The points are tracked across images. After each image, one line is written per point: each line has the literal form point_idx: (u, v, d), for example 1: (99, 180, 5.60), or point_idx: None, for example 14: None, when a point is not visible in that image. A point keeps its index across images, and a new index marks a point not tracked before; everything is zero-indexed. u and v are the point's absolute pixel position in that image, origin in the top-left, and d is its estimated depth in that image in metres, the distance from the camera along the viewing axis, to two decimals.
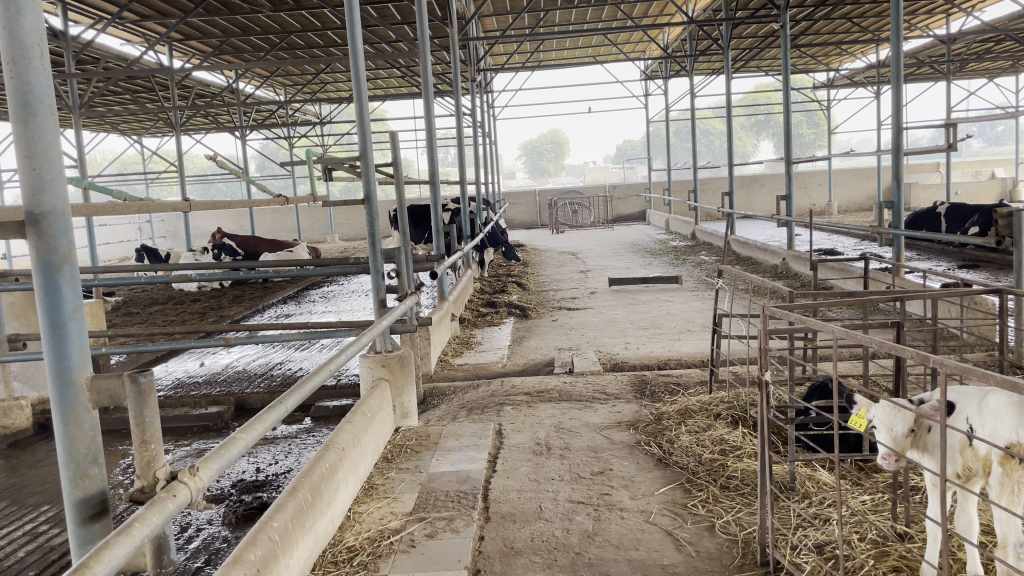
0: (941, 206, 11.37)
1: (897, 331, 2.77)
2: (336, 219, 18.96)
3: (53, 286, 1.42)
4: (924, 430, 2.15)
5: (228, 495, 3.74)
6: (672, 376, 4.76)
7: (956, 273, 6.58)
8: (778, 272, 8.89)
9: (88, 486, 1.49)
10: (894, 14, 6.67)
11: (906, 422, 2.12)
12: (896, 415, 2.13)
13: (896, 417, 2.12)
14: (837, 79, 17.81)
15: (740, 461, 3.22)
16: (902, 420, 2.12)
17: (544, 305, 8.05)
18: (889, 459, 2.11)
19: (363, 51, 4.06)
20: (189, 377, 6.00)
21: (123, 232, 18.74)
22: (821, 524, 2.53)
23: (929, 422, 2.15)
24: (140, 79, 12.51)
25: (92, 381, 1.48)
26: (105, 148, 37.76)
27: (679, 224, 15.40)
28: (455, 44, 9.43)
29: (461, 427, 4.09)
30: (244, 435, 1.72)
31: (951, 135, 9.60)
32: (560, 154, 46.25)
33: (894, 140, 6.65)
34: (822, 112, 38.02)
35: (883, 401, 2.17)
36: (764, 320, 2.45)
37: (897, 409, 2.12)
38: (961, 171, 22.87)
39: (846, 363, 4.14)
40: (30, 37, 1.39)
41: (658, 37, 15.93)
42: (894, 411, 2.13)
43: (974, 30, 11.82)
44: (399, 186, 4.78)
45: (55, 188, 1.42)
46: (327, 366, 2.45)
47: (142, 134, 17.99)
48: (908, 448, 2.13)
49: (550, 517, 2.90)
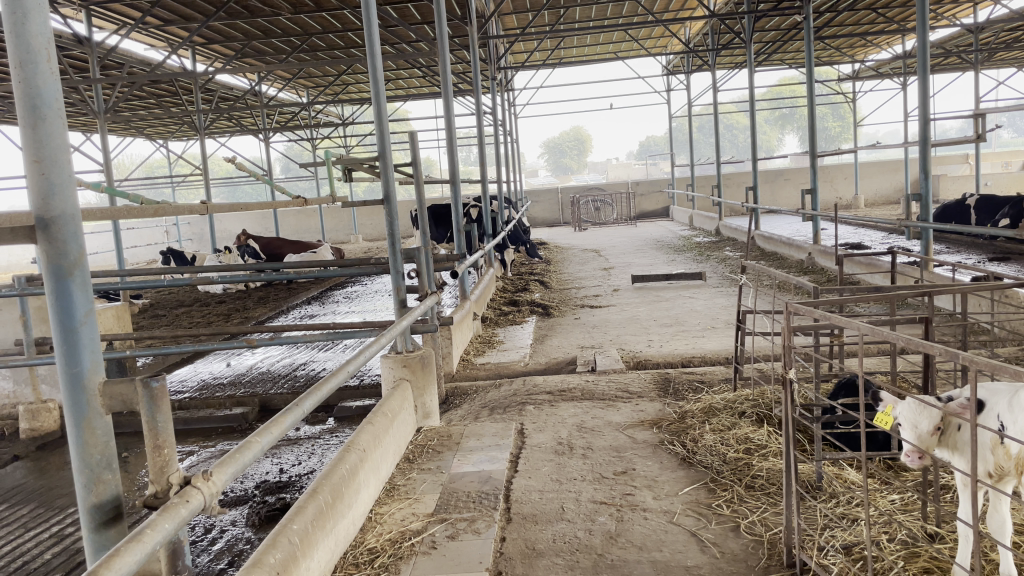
0: (971, 198, 11.18)
1: (927, 325, 2.69)
2: (360, 219, 19.07)
3: (63, 291, 1.41)
4: (952, 429, 2.08)
5: (250, 496, 3.75)
6: (696, 373, 4.71)
7: (987, 267, 6.44)
8: (804, 267, 8.79)
9: (102, 491, 1.47)
10: (921, 3, 6.52)
11: (934, 420, 2.07)
12: (922, 413, 2.08)
13: (922, 415, 2.07)
14: (863, 71, 17.60)
15: (765, 460, 3.17)
16: (930, 418, 2.07)
17: (565, 303, 8.02)
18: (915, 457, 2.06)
19: (380, 50, 4.04)
20: (214, 378, 6.05)
21: (150, 235, 18.98)
22: (849, 524, 2.48)
23: (958, 420, 2.08)
24: (164, 84, 12.65)
25: (105, 385, 1.46)
26: (133, 153, 38.37)
27: (703, 220, 15.28)
28: (475, 42, 9.40)
29: (483, 427, 4.08)
30: (259, 438, 1.71)
31: (981, 125, 9.42)
32: (582, 152, 46.21)
33: (922, 131, 6.52)
34: (848, 104, 37.52)
35: (908, 398, 2.11)
36: (788, 316, 2.41)
37: (924, 406, 2.07)
38: (991, 162, 22.51)
39: (873, 359, 4.07)
40: (37, 41, 1.38)
41: (680, 32, 15.80)
42: (922, 408, 2.07)
43: (1003, 19, 11.60)
44: (419, 185, 4.76)
45: (64, 193, 1.41)
46: (346, 367, 2.44)
47: (168, 138, 18.19)
48: (934, 446, 2.08)
49: (572, 518, 2.87)
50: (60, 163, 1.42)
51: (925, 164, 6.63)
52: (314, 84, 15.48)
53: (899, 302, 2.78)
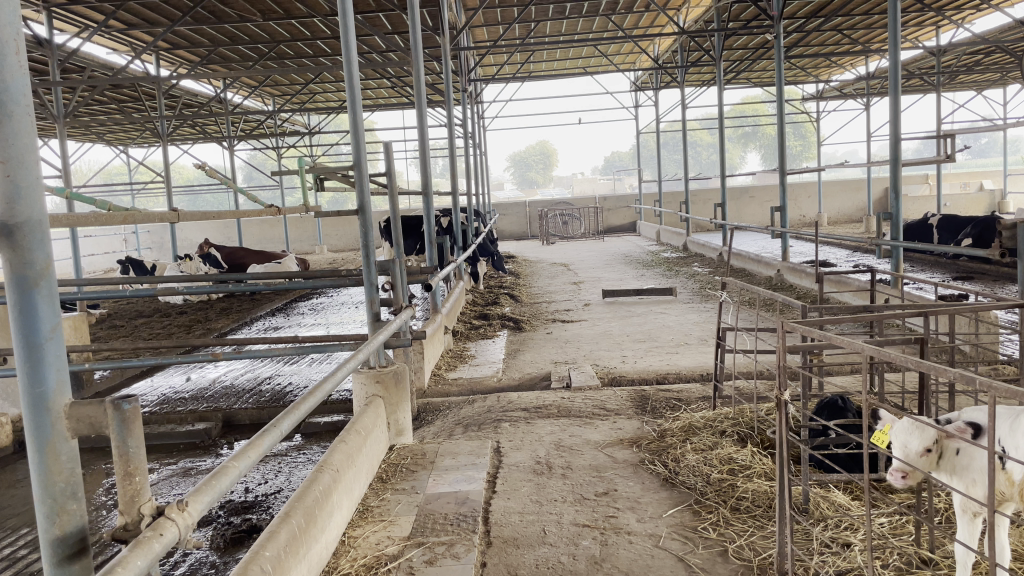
0: (933, 217, 11.36)
1: (918, 346, 2.65)
2: (325, 230, 18.86)
3: (29, 304, 1.29)
4: (950, 452, 2.03)
5: (216, 517, 3.60)
6: (672, 391, 4.65)
7: (957, 286, 6.48)
8: (773, 284, 8.82)
9: (67, 523, 1.33)
10: (895, 22, 6.53)
11: (927, 438, 2.02)
12: (915, 430, 2.04)
13: (913, 434, 2.03)
14: (827, 91, 17.88)
15: (750, 481, 3.11)
16: (922, 436, 2.03)
17: (537, 317, 7.93)
18: (901, 476, 2.02)
19: (357, 57, 3.93)
20: (175, 392, 5.84)
21: (108, 243, 18.58)
22: (842, 549, 2.43)
23: (958, 444, 2.02)
24: (127, 90, 12.42)
25: (71, 407, 1.33)
26: (91, 159, 37.80)
27: (670, 236, 15.34)
28: (447, 53, 9.29)
29: (458, 445, 3.96)
30: (237, 463, 1.60)
31: (946, 146, 9.53)
32: (548, 166, 46.36)
33: (893, 150, 6.54)
34: (809, 123, 38.23)
35: (906, 418, 2.06)
36: (783, 334, 2.34)
37: (917, 425, 2.03)
38: (950, 183, 22.94)
39: (853, 379, 4.06)
40: (5, 32, 1.26)
41: (649, 48, 15.87)
42: (913, 427, 2.03)
43: (965, 42, 11.80)
44: (394, 196, 4.62)
45: (31, 198, 1.29)
46: (323, 387, 2.32)
47: (128, 146, 17.81)
48: (930, 468, 2.03)
49: (555, 542, 2.78)
50: (31, 166, 1.31)
51: (895, 182, 6.68)
52: (280, 92, 15.27)
53: (890, 320, 2.71)
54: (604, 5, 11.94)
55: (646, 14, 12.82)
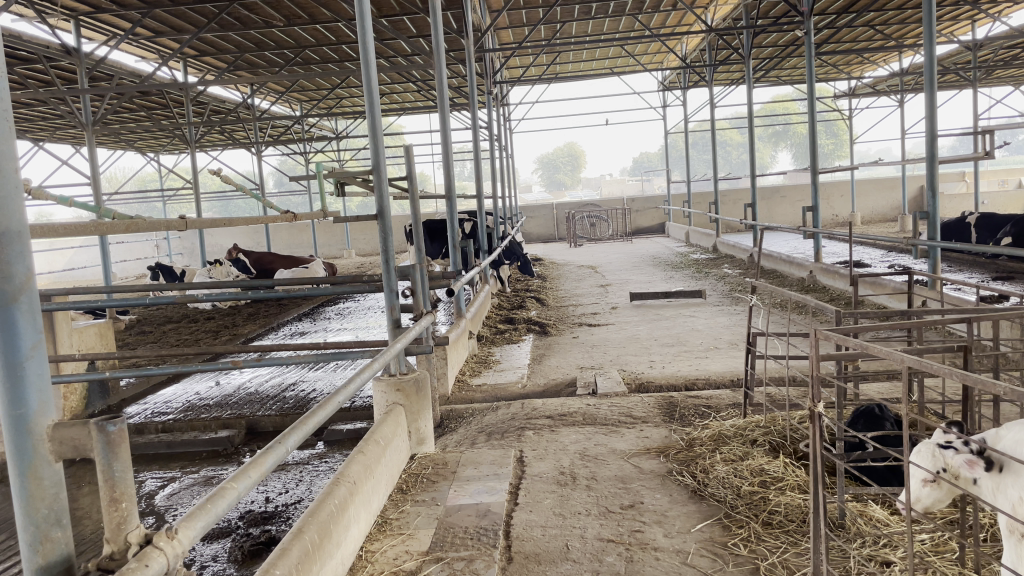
0: (971, 215, 11.07)
1: (964, 353, 2.46)
2: (352, 234, 18.96)
3: (8, 319, 1.27)
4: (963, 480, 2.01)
5: (235, 528, 3.54)
6: (701, 398, 4.52)
7: (998, 288, 6.27)
8: (805, 285, 8.63)
9: (50, 551, 1.30)
10: (930, 17, 6.33)
11: (929, 464, 2.06)
12: (919, 455, 2.09)
13: (918, 460, 2.09)
14: (859, 88, 17.56)
15: (783, 494, 2.98)
16: (927, 462, 2.07)
17: (563, 321, 7.82)
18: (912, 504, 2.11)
19: (375, 60, 3.85)
20: (200, 399, 5.82)
21: (141, 250, 18.82)
22: (881, 569, 2.31)
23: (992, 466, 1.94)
24: (155, 96, 12.54)
25: (54, 429, 1.32)
26: (125, 166, 38.56)
27: (700, 237, 15.13)
28: (472, 55, 9.11)
29: (480, 454, 3.87)
30: (236, 484, 1.53)
31: (986, 142, 9.25)
32: (576, 168, 46.28)
33: (929, 146, 6.32)
34: (841, 120, 37.82)
35: (921, 443, 2.09)
36: (815, 342, 2.19)
37: (922, 450, 2.09)
38: (988, 180, 22.44)
39: (889, 387, 3.92)
40: None
41: (676, 47, 15.72)
42: (919, 453, 2.09)
43: (1002, 36, 11.47)
44: (414, 199, 4.50)
45: (9, 208, 1.27)
46: (336, 399, 2.24)
47: (158, 152, 17.98)
48: (941, 494, 2.05)
49: (578, 559, 2.67)
50: (10, 175, 1.29)
51: (932, 180, 6.47)
52: (307, 97, 15.35)
53: (933, 325, 2.50)
54: (631, 4, 11.78)
55: (672, 14, 12.67)
